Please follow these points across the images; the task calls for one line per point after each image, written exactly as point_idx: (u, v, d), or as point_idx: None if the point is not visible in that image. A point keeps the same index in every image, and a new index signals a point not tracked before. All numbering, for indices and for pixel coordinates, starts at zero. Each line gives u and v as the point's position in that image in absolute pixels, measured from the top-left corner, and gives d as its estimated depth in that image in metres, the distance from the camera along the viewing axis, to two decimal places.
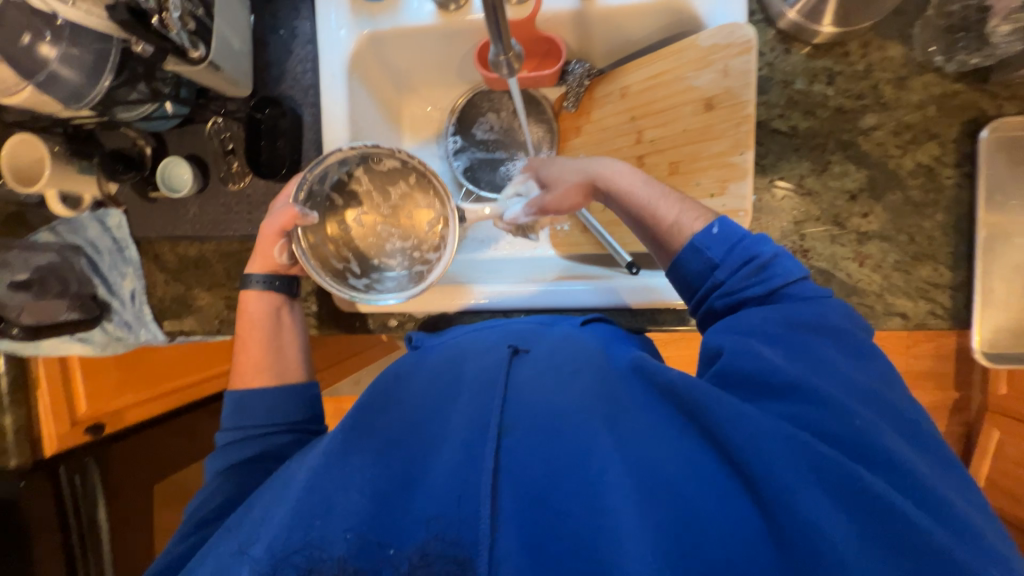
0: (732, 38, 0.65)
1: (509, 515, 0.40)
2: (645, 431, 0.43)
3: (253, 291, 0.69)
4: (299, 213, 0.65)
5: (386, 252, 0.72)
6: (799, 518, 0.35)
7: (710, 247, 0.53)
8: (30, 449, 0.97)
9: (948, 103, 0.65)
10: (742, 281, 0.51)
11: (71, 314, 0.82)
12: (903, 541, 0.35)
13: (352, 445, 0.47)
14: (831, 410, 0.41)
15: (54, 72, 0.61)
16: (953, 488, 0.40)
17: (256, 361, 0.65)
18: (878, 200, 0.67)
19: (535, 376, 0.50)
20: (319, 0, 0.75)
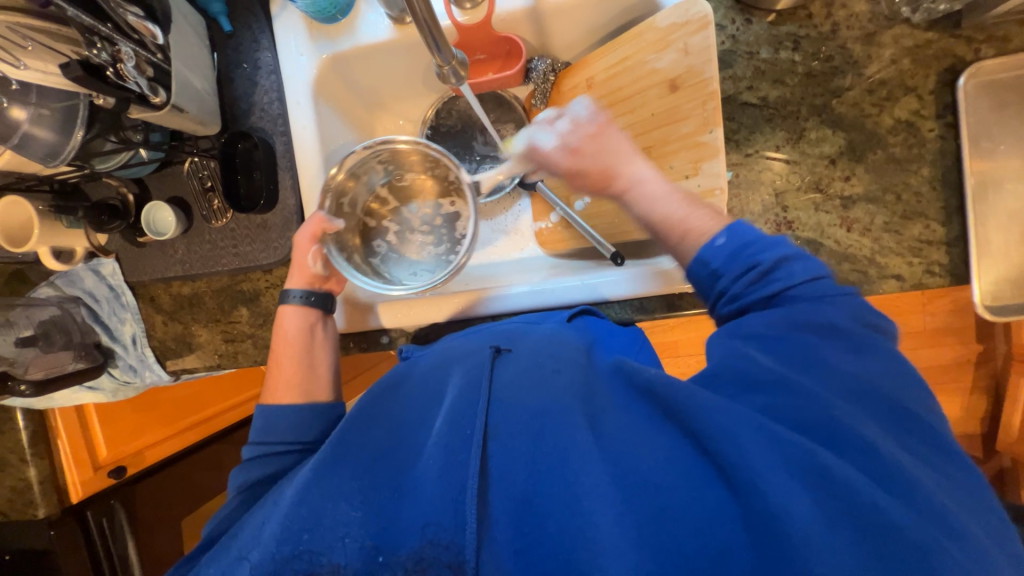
0: (689, 16, 0.63)
1: (494, 521, 0.41)
2: (622, 428, 0.43)
3: (292, 306, 0.70)
4: (325, 217, 0.71)
5: (411, 242, 0.84)
6: (770, 509, 0.35)
7: (713, 259, 0.50)
8: (57, 499, 0.99)
9: (921, 54, 0.63)
10: (745, 288, 0.48)
11: (77, 364, 0.84)
12: (875, 525, 0.34)
13: (341, 455, 0.47)
14: (808, 401, 0.40)
15: (27, 133, 0.62)
16: (944, 479, 0.38)
17: (290, 378, 0.66)
18: (858, 162, 0.65)
19: (519, 375, 0.50)
20: (277, 30, 0.75)
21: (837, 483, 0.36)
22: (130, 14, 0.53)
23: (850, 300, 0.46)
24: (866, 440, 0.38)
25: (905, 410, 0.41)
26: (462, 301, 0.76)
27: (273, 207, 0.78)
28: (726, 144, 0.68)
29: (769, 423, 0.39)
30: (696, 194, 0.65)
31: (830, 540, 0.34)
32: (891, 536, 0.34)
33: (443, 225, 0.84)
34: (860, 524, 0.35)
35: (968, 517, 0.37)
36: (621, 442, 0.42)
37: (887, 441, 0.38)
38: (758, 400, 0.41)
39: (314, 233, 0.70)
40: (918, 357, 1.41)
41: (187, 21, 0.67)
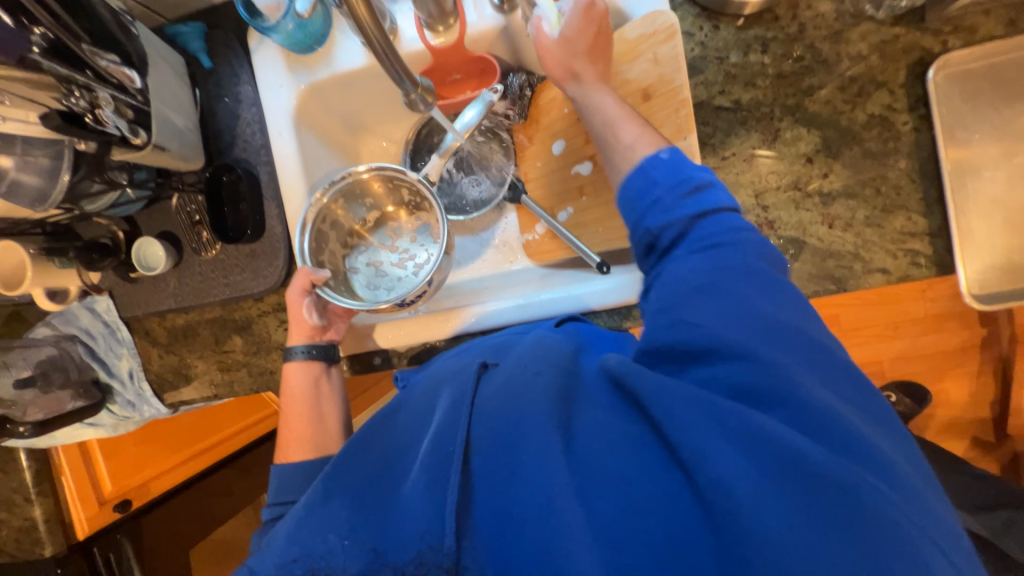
0: (656, 26, 0.65)
1: (477, 528, 0.41)
2: (585, 418, 0.44)
3: (295, 362, 0.71)
4: (311, 271, 0.69)
5: (398, 271, 0.83)
6: (726, 488, 0.36)
7: (655, 169, 0.55)
8: (63, 535, 0.98)
9: (890, 49, 0.64)
10: (675, 202, 0.53)
11: (76, 402, 0.84)
12: (817, 481, 0.36)
13: (332, 487, 0.47)
14: (748, 373, 0.42)
15: (14, 179, 0.63)
16: (866, 421, 0.43)
17: (301, 433, 0.67)
18: (835, 158, 0.65)
19: (504, 386, 0.48)
20: (256, 63, 0.77)
21: (772, 443, 0.38)
22: (106, 61, 0.55)
23: (753, 240, 0.51)
24: (794, 402, 0.41)
25: (818, 355, 0.45)
26: (452, 318, 0.76)
27: (261, 236, 0.79)
28: (702, 149, 0.68)
29: (706, 395, 0.41)
30: None
31: (768, 499, 0.36)
32: (831, 492, 0.36)
33: (421, 242, 0.83)
34: (802, 481, 0.37)
35: (889, 451, 0.41)
36: (587, 436, 0.43)
37: (817, 396, 0.42)
38: (699, 373, 0.45)
39: (302, 288, 0.70)
40: (921, 344, 1.40)
41: (165, 61, 0.68)
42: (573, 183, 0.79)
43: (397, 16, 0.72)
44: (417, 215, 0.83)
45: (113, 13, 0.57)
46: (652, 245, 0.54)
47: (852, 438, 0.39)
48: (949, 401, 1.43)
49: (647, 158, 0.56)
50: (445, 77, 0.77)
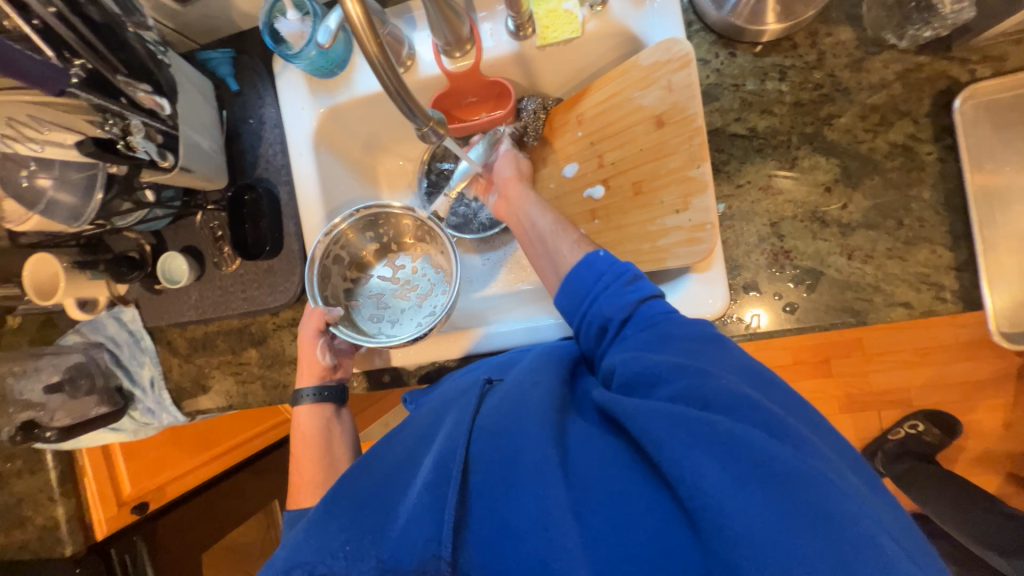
0: (671, 54, 0.65)
1: (472, 544, 0.41)
2: (573, 433, 0.46)
3: (304, 405, 0.72)
4: (324, 310, 0.73)
5: (401, 302, 0.83)
6: (714, 507, 0.36)
7: (597, 264, 0.60)
8: (83, 536, 1.02)
9: (913, 77, 0.63)
10: (617, 292, 0.57)
11: (99, 408, 0.86)
12: (791, 490, 0.36)
13: (333, 506, 0.46)
14: (713, 382, 0.44)
15: (53, 198, 0.67)
16: (836, 448, 0.44)
17: (311, 479, 0.68)
18: (855, 187, 0.64)
19: (502, 398, 0.50)
20: (280, 87, 0.80)
21: (741, 447, 0.39)
22: (140, 90, 0.58)
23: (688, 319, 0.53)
24: (762, 417, 0.41)
25: (764, 377, 0.47)
26: (459, 338, 0.76)
27: (278, 253, 0.81)
28: (717, 176, 0.67)
29: (674, 408, 0.42)
30: (687, 228, 0.64)
31: (747, 505, 0.36)
32: (807, 500, 0.36)
33: (423, 272, 0.84)
34: (775, 487, 0.37)
35: (841, 456, 0.42)
36: (579, 450, 0.45)
37: (773, 408, 0.43)
38: (662, 392, 0.46)
39: (316, 327, 0.73)
40: (951, 371, 1.34)
41: (194, 86, 0.72)
42: (584, 207, 0.75)
43: (415, 42, 0.74)
44: (411, 249, 0.85)
45: (144, 45, 0.61)
46: (596, 329, 0.58)
47: (816, 445, 0.41)
48: (983, 432, 1.35)
49: (588, 253, 0.61)
50: (459, 101, 0.79)
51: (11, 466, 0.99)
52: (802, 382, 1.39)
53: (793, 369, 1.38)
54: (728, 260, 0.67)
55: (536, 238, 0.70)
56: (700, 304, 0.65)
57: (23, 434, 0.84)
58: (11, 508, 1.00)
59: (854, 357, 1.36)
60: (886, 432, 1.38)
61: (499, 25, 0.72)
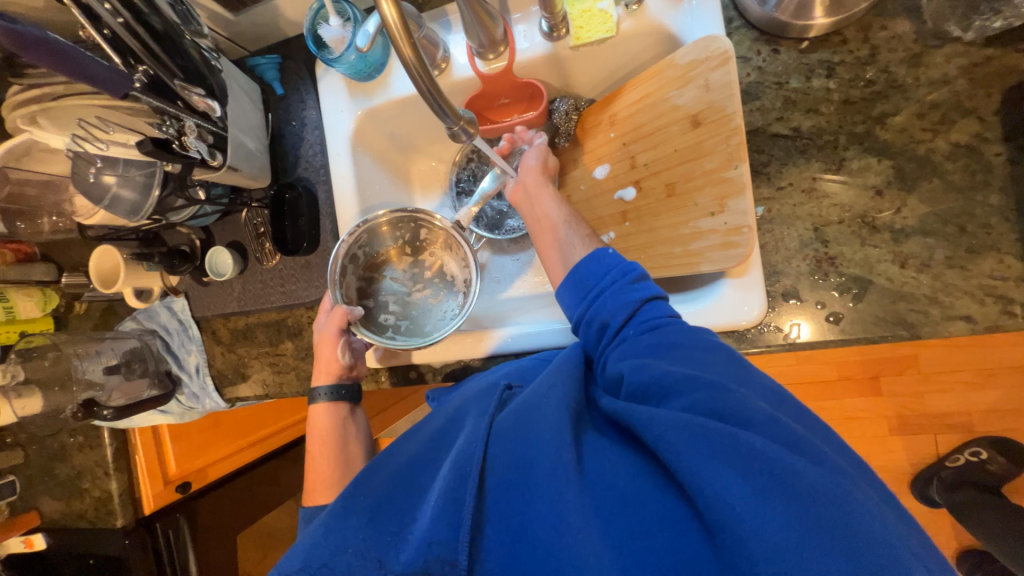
0: (709, 51, 0.62)
1: (487, 546, 0.41)
2: (588, 442, 0.46)
3: (321, 404, 0.74)
4: (347, 310, 0.73)
5: (415, 304, 0.84)
6: (736, 521, 0.35)
7: (605, 262, 0.61)
8: (132, 509, 1.10)
9: (980, 72, 0.58)
10: (620, 291, 0.58)
11: (152, 390, 0.93)
12: (815, 509, 0.35)
13: (352, 503, 0.46)
14: (729, 393, 0.43)
15: (116, 194, 0.72)
16: (859, 468, 0.42)
17: (327, 476, 0.70)
18: (910, 191, 0.59)
19: (520, 403, 0.49)
20: (321, 90, 0.83)
21: (763, 463, 0.37)
22: (195, 94, 0.62)
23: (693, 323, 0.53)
24: (783, 432, 0.40)
25: (781, 394, 0.46)
26: (484, 339, 0.76)
27: (315, 249, 0.84)
28: (755, 178, 0.64)
29: (691, 417, 0.41)
30: (722, 232, 0.62)
31: (769, 522, 0.34)
32: (832, 521, 0.34)
33: (438, 276, 0.86)
34: (799, 505, 0.35)
35: (861, 475, 0.41)
36: (594, 456, 0.44)
37: (793, 424, 0.41)
38: (677, 403, 0.44)
39: (339, 326, 0.73)
40: (1020, 395, 1.22)
41: (243, 90, 0.76)
42: (614, 209, 0.74)
43: (450, 45, 0.75)
44: (426, 252, 0.86)
45: (200, 52, 0.65)
46: (605, 327, 0.57)
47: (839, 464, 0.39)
48: None
49: (597, 250, 0.62)
50: (492, 102, 0.79)
51: (73, 440, 1.07)
52: (847, 400, 1.30)
53: (838, 385, 1.30)
54: (766, 266, 0.63)
55: (549, 224, 0.70)
56: (735, 311, 0.62)
57: (83, 412, 0.89)
58: (72, 480, 1.08)
59: (907, 376, 1.26)
60: (943, 458, 1.27)
61: (533, 27, 0.72)
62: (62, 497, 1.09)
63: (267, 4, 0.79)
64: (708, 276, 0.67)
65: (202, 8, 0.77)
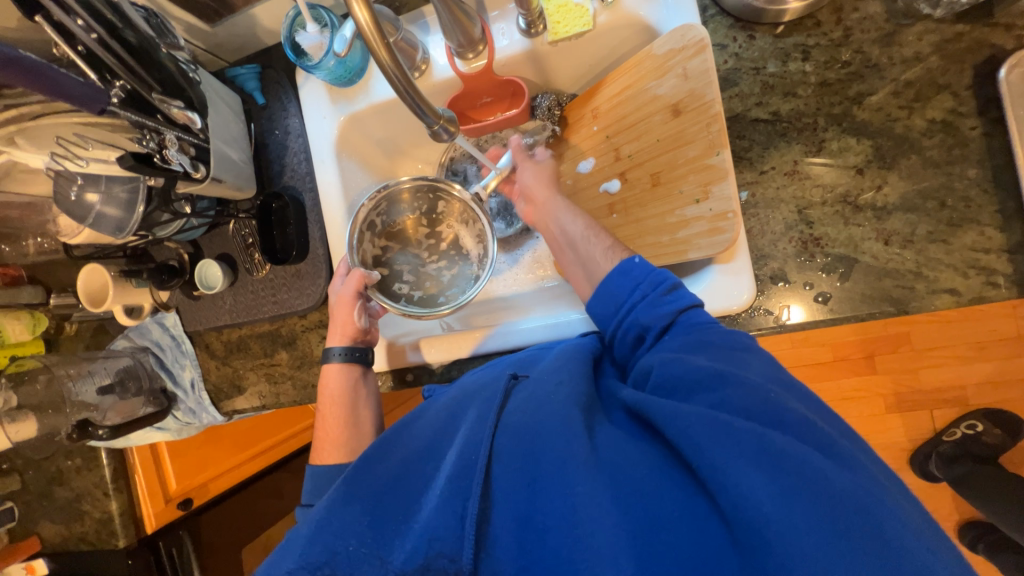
0: (685, 40, 0.63)
1: (498, 536, 0.41)
2: (602, 433, 0.45)
3: (334, 364, 0.73)
4: (365, 274, 0.73)
5: (428, 276, 0.84)
6: (753, 517, 0.36)
7: (634, 271, 0.59)
8: (134, 530, 1.08)
9: (951, 47, 0.59)
10: (658, 301, 0.56)
11: (147, 408, 0.92)
12: (836, 509, 0.36)
13: (353, 490, 0.47)
14: (746, 389, 0.44)
15: (100, 212, 0.71)
16: (861, 455, 0.43)
17: (336, 436, 0.70)
18: (890, 169, 0.60)
19: (532, 397, 0.49)
20: (303, 98, 0.83)
21: (789, 465, 0.38)
22: (173, 107, 0.62)
23: (723, 328, 0.52)
24: (809, 433, 0.41)
25: (809, 393, 0.47)
26: (482, 336, 0.76)
27: (305, 257, 0.84)
28: (738, 163, 0.65)
29: (718, 416, 0.41)
30: (708, 218, 0.62)
31: (791, 520, 0.35)
32: (853, 522, 0.36)
33: (452, 248, 0.86)
34: (822, 504, 0.36)
35: (869, 463, 0.42)
36: (607, 450, 0.44)
37: (813, 421, 0.42)
38: (702, 398, 0.44)
39: (356, 290, 0.73)
40: (1014, 366, 1.23)
41: (223, 101, 0.76)
42: (601, 202, 0.74)
43: (429, 47, 0.75)
44: (441, 225, 0.86)
45: (176, 64, 0.64)
46: (642, 336, 0.57)
47: (847, 454, 0.40)
48: None
49: (624, 262, 0.60)
50: (475, 101, 0.78)
51: (69, 464, 1.06)
52: (843, 380, 1.31)
53: (833, 366, 1.31)
54: (754, 250, 0.64)
55: (565, 243, 0.70)
56: (727, 296, 0.62)
57: (79, 433, 0.88)
58: (71, 503, 1.07)
59: (900, 354, 1.28)
60: (940, 433, 1.28)
61: (510, 25, 0.72)
62: (62, 520, 1.08)
63: (243, 13, 0.78)
64: (697, 263, 0.67)
65: (178, 20, 0.77)
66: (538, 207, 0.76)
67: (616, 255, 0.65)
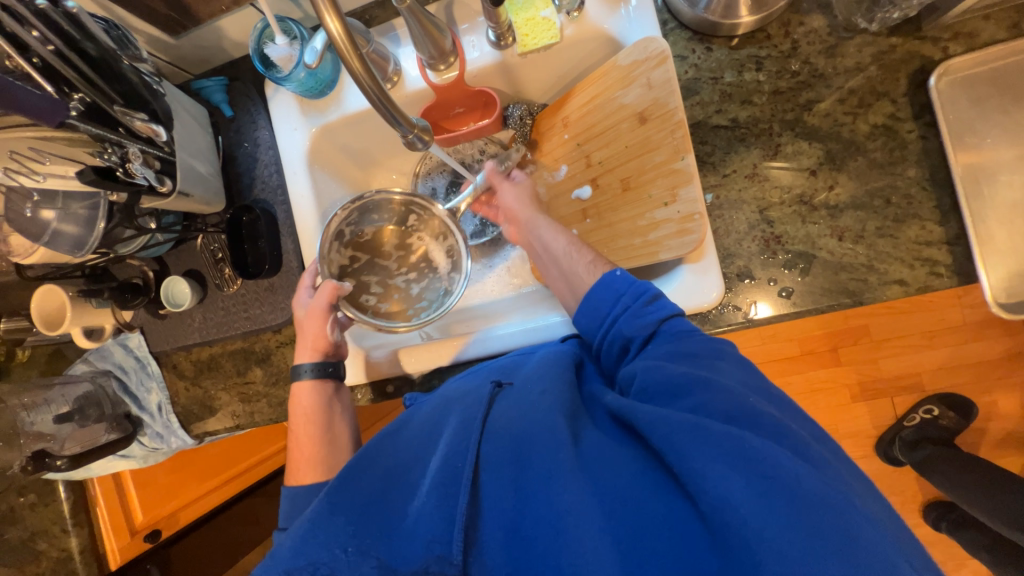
0: (648, 52, 0.66)
1: (485, 544, 0.41)
2: (587, 439, 0.46)
3: (306, 381, 0.71)
4: (336, 284, 0.71)
5: (396, 288, 0.82)
6: (732, 517, 0.37)
7: (616, 283, 0.61)
8: (97, 565, 1.05)
9: (887, 59, 0.64)
10: (639, 312, 0.58)
11: (110, 435, 0.87)
12: (810, 506, 0.37)
13: (337, 501, 0.45)
14: (723, 393, 0.46)
15: (57, 229, 0.68)
16: (825, 447, 0.46)
17: (313, 455, 0.67)
18: (840, 170, 0.65)
19: (517, 404, 0.49)
20: (273, 109, 0.82)
21: (764, 464, 0.39)
22: (137, 120, 0.61)
23: (703, 338, 0.54)
24: (783, 435, 0.43)
25: (777, 393, 0.49)
26: (462, 344, 0.76)
27: (278, 270, 0.82)
28: (702, 167, 0.68)
29: (698, 420, 0.43)
30: (677, 219, 0.65)
31: (767, 519, 0.36)
32: (826, 520, 0.37)
33: (423, 261, 0.84)
34: (797, 504, 0.37)
35: (831, 455, 0.44)
36: (592, 454, 0.45)
37: (787, 424, 0.44)
38: (684, 403, 0.46)
39: (327, 303, 0.71)
40: (963, 353, 1.31)
41: (189, 113, 0.74)
42: (574, 208, 0.77)
43: (401, 59, 0.76)
44: (413, 238, 0.84)
45: (139, 75, 0.63)
46: (627, 347, 0.58)
47: (816, 453, 0.42)
48: (1001, 413, 1.32)
49: (606, 274, 0.62)
50: (448, 112, 0.79)
51: (22, 501, 1.00)
52: (810, 372, 1.38)
53: (800, 360, 1.37)
54: (721, 250, 0.67)
55: (549, 259, 0.70)
56: (698, 293, 0.65)
57: (34, 464, 0.85)
58: (24, 543, 1.00)
59: (861, 345, 1.34)
60: (901, 419, 1.35)
61: (480, 37, 0.74)
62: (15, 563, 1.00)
63: (208, 26, 0.77)
64: (668, 263, 0.70)
65: (139, 32, 0.75)
66: (521, 226, 0.76)
67: (598, 269, 0.66)
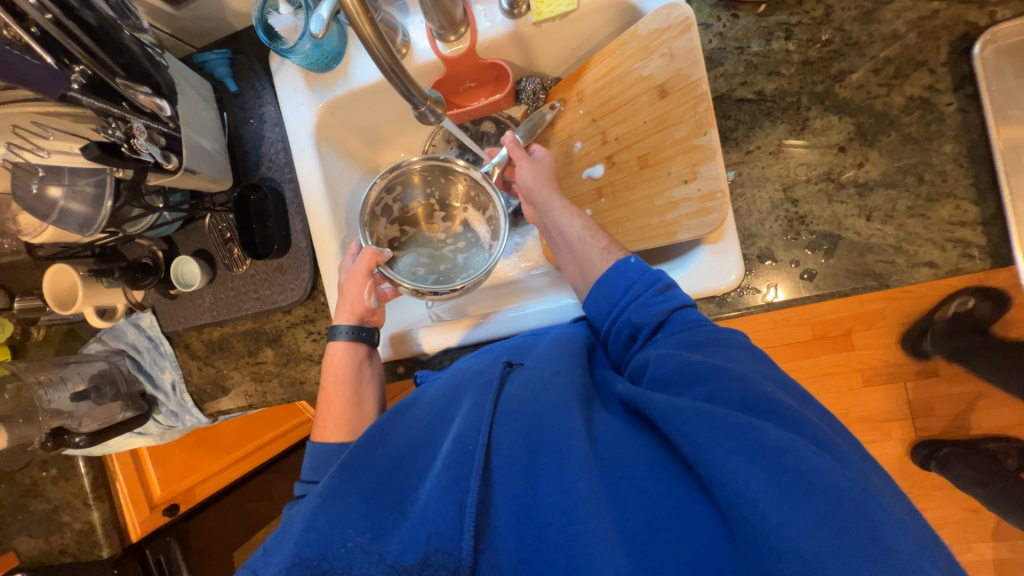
0: (671, 19, 0.63)
1: (500, 531, 0.40)
2: (600, 424, 0.45)
3: (340, 343, 0.70)
4: (376, 251, 0.69)
5: (443, 258, 0.81)
6: (751, 511, 0.35)
7: (629, 270, 0.60)
8: (118, 538, 1.03)
9: (928, 25, 0.60)
10: (647, 299, 0.56)
11: (127, 412, 0.88)
12: (829, 499, 0.36)
13: (348, 482, 0.45)
14: (737, 381, 0.44)
15: (65, 208, 0.66)
16: (842, 436, 0.44)
17: (339, 416, 0.68)
18: (871, 146, 0.61)
19: (529, 386, 0.48)
20: (279, 85, 0.80)
21: (786, 459, 0.37)
22: (140, 93, 0.59)
23: (715, 328, 0.52)
24: (799, 423, 0.41)
25: (791, 382, 0.47)
26: (482, 324, 0.74)
27: (287, 251, 0.80)
28: (724, 144, 0.65)
29: (713, 409, 0.41)
30: (697, 198, 0.63)
31: (787, 514, 0.35)
32: (848, 518, 0.35)
33: (467, 231, 0.81)
34: (820, 500, 0.36)
35: (847, 446, 0.43)
36: (606, 442, 0.44)
37: (806, 415, 0.42)
38: (697, 391, 0.45)
39: (366, 268, 0.69)
40: None
41: (194, 89, 0.72)
42: (587, 187, 0.74)
43: (409, 29, 0.73)
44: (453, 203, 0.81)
45: (141, 47, 0.61)
46: (635, 336, 0.57)
47: (830, 441, 0.41)
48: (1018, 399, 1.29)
49: (619, 261, 0.61)
50: (458, 86, 0.77)
51: (44, 474, 1.01)
52: (822, 357, 1.36)
53: (814, 344, 1.36)
54: (741, 230, 0.65)
55: (563, 243, 0.69)
56: (716, 275, 0.63)
57: (54, 440, 0.84)
58: (48, 515, 1.02)
59: (877, 329, 1.32)
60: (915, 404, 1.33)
61: (492, 6, 0.71)
62: (40, 534, 1.03)
63: None
64: (686, 243, 0.68)
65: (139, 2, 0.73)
66: (537, 209, 0.73)
67: (613, 254, 0.65)
